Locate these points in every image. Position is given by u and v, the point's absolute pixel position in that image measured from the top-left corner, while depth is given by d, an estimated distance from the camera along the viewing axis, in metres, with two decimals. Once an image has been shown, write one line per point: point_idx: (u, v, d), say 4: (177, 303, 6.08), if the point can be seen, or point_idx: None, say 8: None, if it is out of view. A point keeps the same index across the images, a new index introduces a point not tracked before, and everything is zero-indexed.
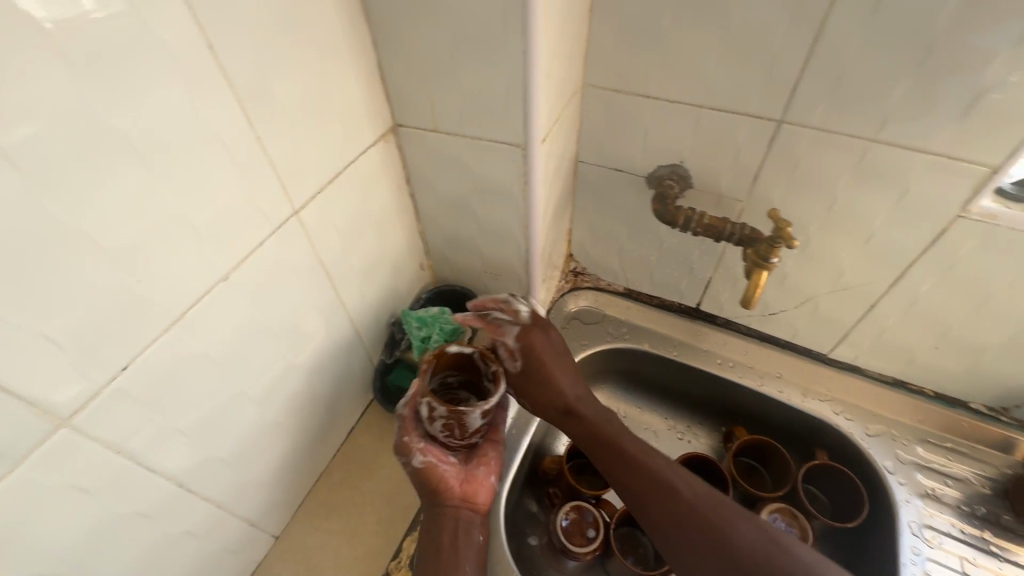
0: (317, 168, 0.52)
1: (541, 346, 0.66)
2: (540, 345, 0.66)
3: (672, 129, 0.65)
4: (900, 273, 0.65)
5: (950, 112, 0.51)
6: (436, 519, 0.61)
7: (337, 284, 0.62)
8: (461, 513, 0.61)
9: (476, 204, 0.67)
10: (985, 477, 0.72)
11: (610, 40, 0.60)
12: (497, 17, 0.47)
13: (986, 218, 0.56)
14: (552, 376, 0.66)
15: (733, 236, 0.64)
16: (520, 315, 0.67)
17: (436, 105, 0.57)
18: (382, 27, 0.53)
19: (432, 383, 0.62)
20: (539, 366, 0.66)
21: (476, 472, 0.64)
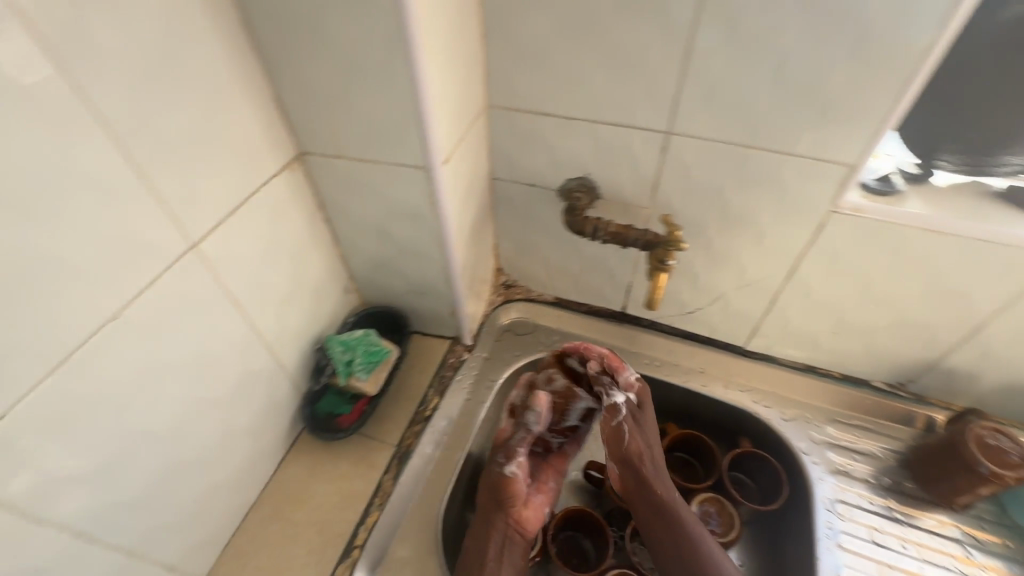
0: (214, 200, 0.53)
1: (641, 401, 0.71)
2: (649, 405, 0.70)
3: (573, 145, 0.69)
4: (793, 266, 0.70)
5: (809, 118, 0.56)
6: (487, 527, 0.66)
7: (251, 314, 0.62)
8: (509, 532, 0.66)
9: (392, 226, 0.69)
10: (890, 449, 0.77)
11: (505, 63, 0.64)
12: (380, 48, 0.49)
13: (855, 212, 0.61)
14: (638, 436, 0.68)
15: (637, 242, 0.68)
16: (634, 376, 0.71)
17: (336, 132, 0.59)
18: (274, 61, 0.54)
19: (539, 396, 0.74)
20: (637, 421, 0.69)
21: (534, 498, 0.70)
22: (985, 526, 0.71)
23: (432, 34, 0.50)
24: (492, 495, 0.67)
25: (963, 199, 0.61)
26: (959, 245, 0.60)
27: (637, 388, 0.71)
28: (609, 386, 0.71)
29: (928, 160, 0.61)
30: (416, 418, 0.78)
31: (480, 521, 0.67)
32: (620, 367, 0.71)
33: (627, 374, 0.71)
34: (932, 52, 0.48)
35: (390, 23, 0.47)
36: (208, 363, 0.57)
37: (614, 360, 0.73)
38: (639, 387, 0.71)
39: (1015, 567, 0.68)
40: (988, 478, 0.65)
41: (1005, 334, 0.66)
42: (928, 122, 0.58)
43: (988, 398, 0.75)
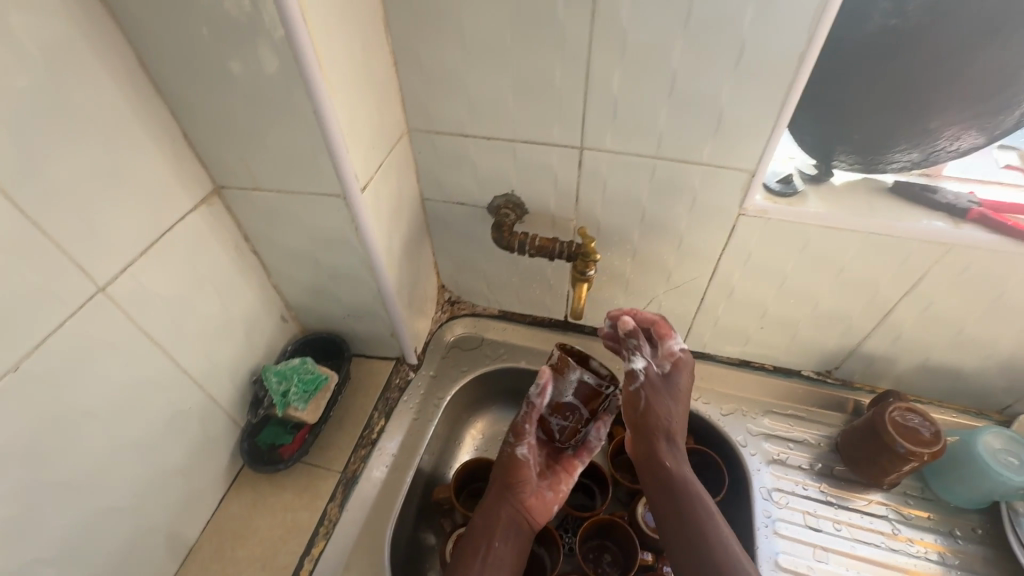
0: (123, 241, 0.53)
1: (674, 372, 0.70)
2: (683, 375, 0.70)
3: (495, 163, 0.70)
4: (714, 267, 0.73)
5: (703, 129, 0.59)
6: (495, 510, 0.67)
7: (175, 352, 0.61)
8: (516, 516, 0.67)
9: (320, 253, 0.69)
10: (822, 435, 0.81)
11: (419, 88, 0.65)
12: (281, 84, 0.51)
13: (759, 214, 0.64)
14: (655, 401, 0.68)
15: (562, 254, 0.70)
16: (678, 347, 0.70)
17: (250, 165, 0.60)
18: (180, 100, 0.55)
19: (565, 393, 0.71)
20: (657, 387, 0.69)
21: (546, 489, 0.70)
22: (910, 501, 0.75)
23: (332, 68, 0.52)
24: (501, 474, 0.71)
25: (858, 195, 0.65)
26: (856, 238, 0.63)
27: (673, 359, 0.70)
28: (644, 351, 0.71)
29: (825, 162, 0.65)
30: (361, 442, 0.77)
31: (489, 503, 0.68)
32: (665, 335, 0.71)
33: (670, 343, 0.71)
34: (799, 65, 0.52)
35: (287, 62, 0.49)
36: (132, 402, 0.57)
37: (660, 329, 0.71)
38: (675, 357, 0.70)
39: (939, 538, 0.71)
40: (905, 456, 0.69)
41: (911, 318, 0.70)
42: (819, 127, 0.62)
43: (906, 379, 0.79)
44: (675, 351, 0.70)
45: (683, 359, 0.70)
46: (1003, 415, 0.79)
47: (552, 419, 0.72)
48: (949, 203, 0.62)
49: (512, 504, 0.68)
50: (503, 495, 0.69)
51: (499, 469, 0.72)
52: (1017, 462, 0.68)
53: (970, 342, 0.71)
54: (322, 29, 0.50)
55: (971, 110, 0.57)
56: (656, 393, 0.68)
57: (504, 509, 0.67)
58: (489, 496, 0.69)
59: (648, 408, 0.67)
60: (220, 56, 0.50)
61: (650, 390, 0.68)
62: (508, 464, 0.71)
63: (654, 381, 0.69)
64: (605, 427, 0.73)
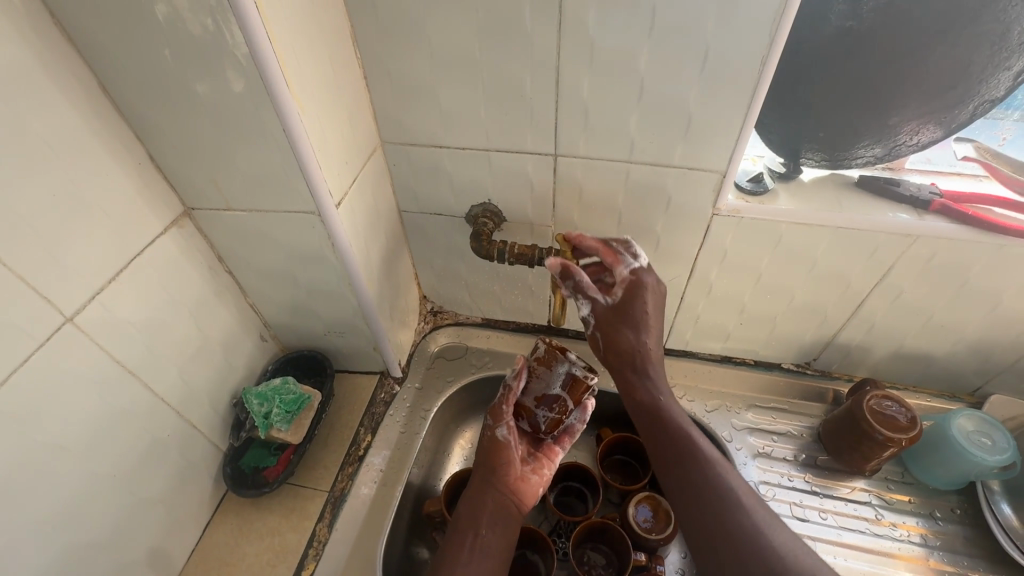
0: (90, 268, 0.52)
1: (627, 299, 0.65)
2: (643, 299, 0.64)
3: (470, 173, 0.70)
4: (691, 266, 0.74)
5: (674, 133, 0.60)
6: (480, 498, 0.65)
7: (150, 380, 0.60)
8: (502, 501, 0.66)
9: (297, 270, 0.68)
10: (805, 426, 0.82)
11: (390, 101, 0.65)
12: (248, 103, 0.51)
13: (732, 213, 0.66)
14: (617, 337, 0.65)
15: (541, 261, 0.71)
16: (626, 271, 0.65)
17: (220, 186, 0.59)
18: (144, 122, 0.54)
19: (554, 375, 0.68)
20: (617, 320, 0.65)
21: (530, 473, 0.69)
22: (891, 486, 0.76)
23: (301, 86, 0.52)
24: (483, 460, 0.69)
25: (826, 191, 0.67)
26: (826, 232, 0.65)
27: (623, 286, 0.65)
28: (588, 289, 0.66)
29: (794, 160, 0.67)
30: (348, 460, 0.77)
31: (474, 492, 0.67)
32: (611, 262, 0.65)
33: (619, 269, 0.65)
34: (762, 69, 0.53)
35: (254, 82, 0.49)
36: (107, 433, 0.56)
37: (605, 256, 0.66)
38: (623, 283, 0.65)
39: (920, 521, 0.73)
40: (883, 443, 0.71)
41: (882, 308, 0.72)
42: (786, 126, 0.64)
43: (882, 366, 0.81)
44: (622, 278, 0.65)
45: (633, 283, 0.64)
46: (975, 397, 0.81)
47: (536, 409, 0.69)
48: (912, 195, 0.64)
49: (497, 490, 0.66)
50: (488, 482, 0.67)
51: (481, 453, 0.70)
52: (990, 443, 0.70)
53: (940, 328, 0.73)
54: (288, 47, 0.50)
55: (927, 106, 0.59)
56: (615, 330, 0.66)
57: (490, 496, 0.66)
58: (474, 484, 0.68)
59: (613, 346, 0.66)
60: (184, 77, 0.50)
61: (608, 326, 0.66)
62: (490, 448, 0.69)
63: (608, 317, 0.66)
64: (587, 412, 0.71)
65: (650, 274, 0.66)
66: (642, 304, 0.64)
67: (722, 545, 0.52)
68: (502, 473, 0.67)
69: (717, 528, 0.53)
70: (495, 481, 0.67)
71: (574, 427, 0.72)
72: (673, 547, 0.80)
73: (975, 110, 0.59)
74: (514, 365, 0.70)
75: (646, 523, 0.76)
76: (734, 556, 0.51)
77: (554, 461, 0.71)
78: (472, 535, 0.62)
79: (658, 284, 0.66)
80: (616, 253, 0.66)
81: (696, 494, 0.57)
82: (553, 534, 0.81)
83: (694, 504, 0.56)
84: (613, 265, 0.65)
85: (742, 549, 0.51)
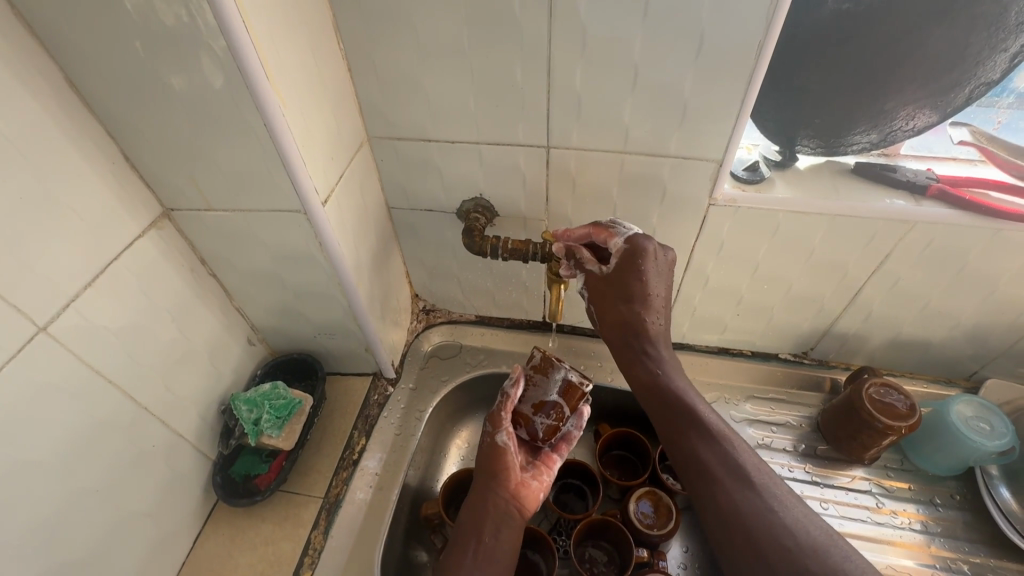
0: (61, 274, 0.49)
1: (624, 269, 0.62)
2: (639, 268, 0.61)
3: (461, 167, 0.68)
4: (688, 258, 0.73)
5: (669, 121, 0.58)
6: (480, 504, 0.64)
7: (131, 389, 0.57)
8: (503, 507, 0.64)
9: (283, 271, 0.66)
10: (803, 416, 0.82)
11: (376, 94, 0.63)
12: (225, 97, 0.48)
13: (729, 203, 0.64)
14: (615, 305, 0.64)
15: (536, 256, 0.69)
16: (620, 241, 0.62)
17: (200, 185, 0.56)
18: (116, 119, 0.51)
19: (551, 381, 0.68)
20: (614, 289, 0.64)
21: (530, 479, 0.68)
22: (891, 473, 0.76)
23: (281, 79, 0.50)
24: (483, 466, 0.68)
25: (823, 178, 0.66)
26: (824, 220, 0.64)
27: (618, 255, 0.62)
28: (585, 260, 0.65)
29: (789, 148, 0.66)
30: (342, 464, 0.75)
31: (475, 497, 0.65)
32: (603, 239, 0.63)
33: (614, 241, 0.63)
34: (759, 54, 0.52)
35: (231, 75, 0.46)
36: (87, 446, 0.53)
37: (596, 235, 0.64)
38: (618, 254, 0.62)
39: (921, 508, 0.73)
40: (883, 431, 0.70)
41: (879, 296, 0.72)
42: (782, 113, 0.63)
43: (879, 354, 0.81)
44: (616, 250, 0.62)
45: (628, 254, 0.61)
46: (970, 381, 0.81)
47: (534, 417, 0.68)
48: (909, 180, 0.63)
49: (499, 495, 0.65)
50: (488, 487, 0.66)
51: (482, 459, 0.69)
52: (988, 428, 0.70)
53: (937, 314, 0.73)
54: (267, 37, 0.47)
55: (924, 90, 0.58)
56: (612, 299, 0.64)
57: (492, 502, 0.64)
58: (476, 489, 0.66)
59: (611, 313, 0.64)
60: (157, 70, 0.47)
61: (605, 294, 0.64)
62: (490, 454, 0.68)
63: (605, 285, 0.64)
64: (583, 419, 0.70)
65: (649, 240, 0.61)
66: (637, 272, 0.61)
67: (727, 519, 0.52)
68: (502, 478, 0.66)
69: (722, 502, 0.53)
70: (495, 487, 0.65)
71: (571, 435, 0.71)
72: (675, 542, 0.80)
73: (971, 94, 0.58)
74: (511, 373, 0.69)
75: (647, 519, 0.76)
76: (740, 531, 0.51)
77: (553, 469, 0.69)
78: (474, 541, 0.61)
79: (658, 250, 0.62)
80: (608, 229, 0.64)
81: (700, 468, 0.56)
82: (553, 532, 0.80)
83: (700, 479, 0.55)
84: (606, 240, 0.63)
85: (748, 524, 0.50)
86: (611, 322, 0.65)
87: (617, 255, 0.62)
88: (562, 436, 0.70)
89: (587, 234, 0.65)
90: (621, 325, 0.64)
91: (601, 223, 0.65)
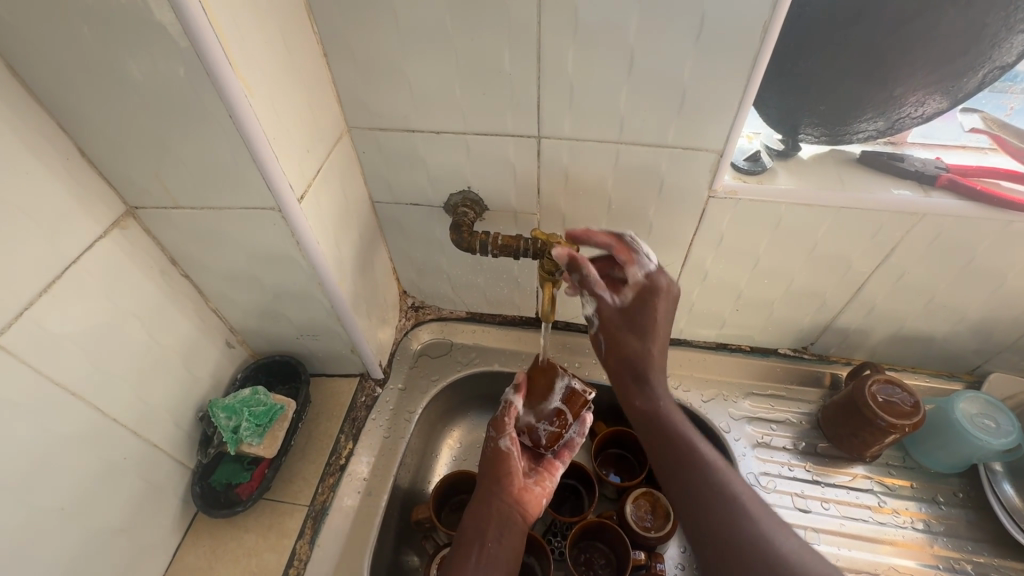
0: (13, 281, 0.46)
1: (641, 301, 0.61)
2: (657, 303, 0.60)
3: (447, 159, 0.65)
4: (686, 252, 0.70)
5: (668, 109, 0.55)
6: (482, 509, 0.62)
7: (97, 400, 0.54)
8: (507, 512, 0.62)
9: (260, 271, 0.62)
10: (803, 413, 0.80)
11: (355, 81, 0.59)
12: (184, 85, 0.44)
13: (730, 195, 0.61)
14: (626, 339, 0.62)
15: (527, 252, 0.66)
16: (640, 273, 0.61)
17: (165, 181, 0.53)
18: (68, 112, 0.47)
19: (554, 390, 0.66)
20: (626, 321, 0.62)
21: (532, 484, 0.65)
22: (893, 471, 0.75)
23: (247, 65, 0.46)
24: (483, 472, 0.65)
25: (826, 168, 0.63)
26: (828, 213, 0.61)
27: (636, 288, 0.61)
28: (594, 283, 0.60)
29: (792, 136, 0.63)
30: (328, 470, 0.72)
31: (477, 504, 0.63)
32: (624, 262, 0.61)
33: (633, 271, 0.61)
34: (763, 37, 0.48)
35: (190, 62, 0.42)
36: (50, 462, 0.50)
37: (618, 253, 0.61)
38: (637, 284, 0.61)
39: (923, 506, 0.72)
40: (886, 429, 0.68)
41: (883, 290, 0.69)
42: (785, 99, 0.59)
43: (881, 349, 0.79)
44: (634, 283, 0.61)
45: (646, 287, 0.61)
46: (973, 375, 0.79)
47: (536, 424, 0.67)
48: (917, 170, 0.60)
49: (502, 500, 0.62)
50: (490, 494, 0.63)
51: (485, 466, 0.67)
52: (994, 425, 0.68)
53: (941, 308, 0.70)
54: (231, 20, 0.43)
55: (934, 75, 0.55)
56: (622, 332, 0.62)
57: (495, 508, 0.61)
58: (478, 495, 0.64)
59: (618, 346, 0.62)
60: (107, 58, 0.43)
61: (616, 325, 0.62)
62: (493, 459, 0.66)
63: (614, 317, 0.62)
64: (587, 424, 0.68)
65: (665, 276, 0.62)
66: (652, 305, 0.60)
67: (721, 547, 0.50)
68: (505, 484, 0.63)
69: (717, 530, 0.51)
70: (498, 494, 0.63)
71: (574, 441, 0.68)
72: (672, 542, 0.78)
73: (984, 79, 0.55)
74: (514, 379, 0.67)
75: (644, 520, 0.74)
76: (734, 560, 0.48)
77: (557, 473, 0.66)
78: (477, 547, 0.58)
79: (672, 287, 0.62)
80: (630, 250, 0.61)
81: (695, 495, 0.54)
82: (548, 535, 0.78)
83: (692, 505, 0.53)
84: (626, 265, 0.61)
85: (742, 552, 0.48)
86: (617, 354, 0.63)
87: (641, 287, 0.61)
88: (564, 441, 0.68)
89: (608, 246, 0.62)
90: (630, 359, 0.62)
91: (624, 238, 0.62)
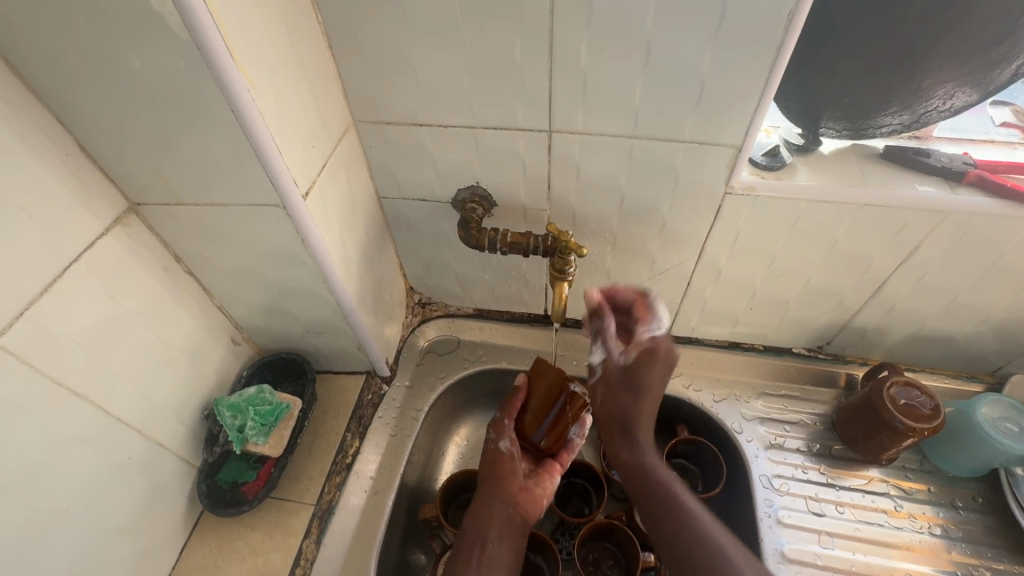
0: (15, 281, 0.45)
1: (642, 363, 0.61)
2: (656, 365, 0.60)
3: (455, 154, 0.63)
4: (700, 250, 0.68)
5: (685, 103, 0.53)
6: (483, 511, 0.61)
7: (101, 401, 0.53)
8: (507, 513, 0.61)
9: (265, 269, 0.61)
10: (817, 414, 0.78)
11: (360, 73, 0.57)
12: (184, 78, 0.43)
13: (747, 191, 0.59)
14: (619, 395, 0.62)
15: (537, 249, 0.64)
16: (647, 334, 0.61)
17: (167, 178, 0.52)
18: (67, 106, 0.46)
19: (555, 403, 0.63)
20: (622, 380, 0.62)
21: (533, 485, 0.64)
22: (910, 475, 0.73)
23: (249, 57, 0.44)
24: (483, 472, 0.65)
25: (847, 163, 0.61)
26: (849, 210, 0.59)
27: (639, 349, 0.61)
28: (612, 337, 0.63)
29: (813, 130, 0.60)
30: (334, 469, 0.71)
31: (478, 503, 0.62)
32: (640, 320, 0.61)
33: (641, 329, 0.61)
34: (788, 26, 0.46)
35: (189, 53, 0.41)
36: (54, 463, 0.50)
37: (636, 309, 0.62)
38: (639, 347, 0.61)
39: (940, 511, 0.70)
40: (904, 432, 0.67)
41: (904, 289, 0.67)
42: (806, 92, 0.57)
43: (899, 349, 0.77)
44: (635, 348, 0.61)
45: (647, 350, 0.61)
46: (994, 376, 0.77)
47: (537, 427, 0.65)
48: (943, 166, 0.58)
49: (502, 503, 0.62)
50: (490, 494, 0.62)
51: (484, 465, 0.66)
52: (1016, 429, 0.67)
53: (964, 308, 0.68)
54: (233, 11, 0.42)
55: (964, 67, 0.52)
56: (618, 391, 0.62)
57: (495, 510, 0.61)
58: (478, 493, 0.63)
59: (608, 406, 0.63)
60: (104, 49, 0.42)
61: (612, 382, 0.62)
62: (492, 462, 0.65)
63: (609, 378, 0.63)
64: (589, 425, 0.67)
65: (670, 342, 0.61)
66: (648, 370, 0.60)
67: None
68: (506, 485, 0.63)
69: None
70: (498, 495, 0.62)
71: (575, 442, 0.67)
72: None
73: (1017, 71, 0.53)
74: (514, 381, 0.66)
75: None
76: None
77: (557, 476, 0.66)
78: (478, 548, 0.58)
79: (671, 352, 0.61)
80: (648, 309, 0.61)
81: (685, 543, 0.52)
82: (556, 534, 0.77)
83: (674, 546, 0.53)
84: (640, 323, 0.61)
85: None
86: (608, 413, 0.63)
87: (640, 352, 0.61)
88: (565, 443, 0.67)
89: (629, 301, 0.63)
90: (617, 412, 0.62)
91: (645, 295, 0.63)
